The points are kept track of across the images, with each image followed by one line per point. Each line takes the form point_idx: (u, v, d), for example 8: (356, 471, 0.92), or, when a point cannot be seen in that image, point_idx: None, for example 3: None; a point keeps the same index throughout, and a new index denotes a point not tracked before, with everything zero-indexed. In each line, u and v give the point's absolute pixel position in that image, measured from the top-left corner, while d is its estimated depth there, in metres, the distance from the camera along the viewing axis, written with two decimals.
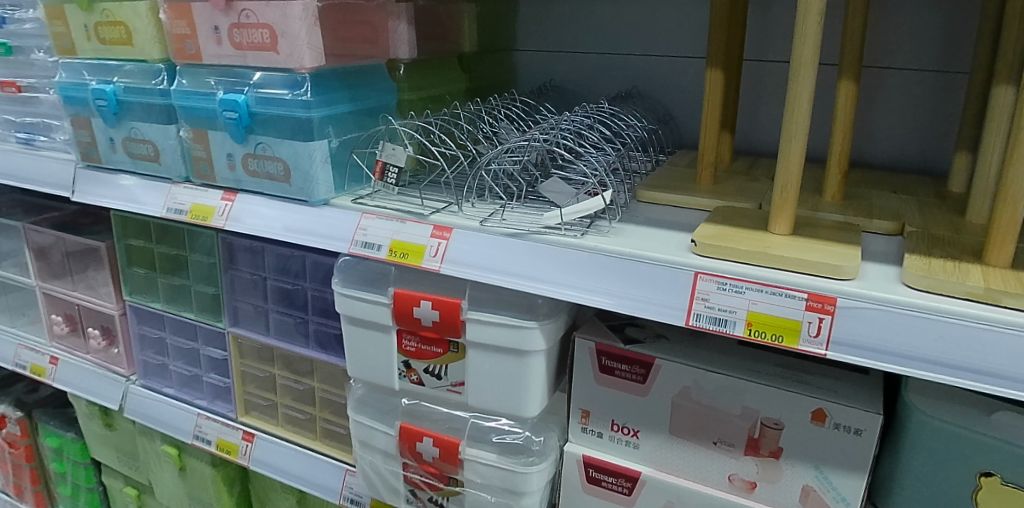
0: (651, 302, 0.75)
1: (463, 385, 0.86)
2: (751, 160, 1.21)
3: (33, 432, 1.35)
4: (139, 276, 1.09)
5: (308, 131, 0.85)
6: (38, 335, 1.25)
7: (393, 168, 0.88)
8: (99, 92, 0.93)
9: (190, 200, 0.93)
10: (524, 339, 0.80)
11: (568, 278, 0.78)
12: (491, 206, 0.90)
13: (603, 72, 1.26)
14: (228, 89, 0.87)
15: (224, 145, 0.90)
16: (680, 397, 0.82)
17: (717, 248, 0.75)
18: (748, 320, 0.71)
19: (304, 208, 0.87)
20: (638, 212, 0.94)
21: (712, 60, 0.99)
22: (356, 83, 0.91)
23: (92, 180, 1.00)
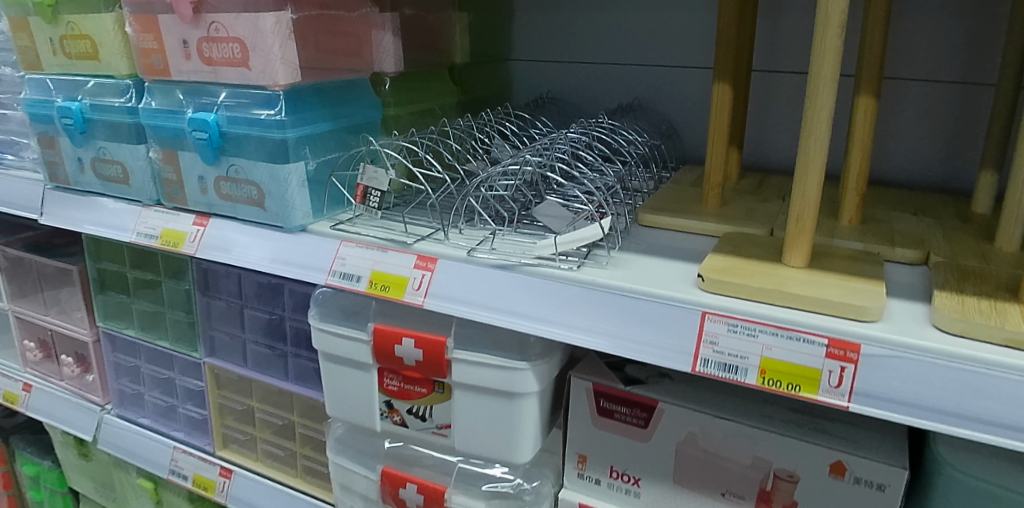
0: (653, 344, 0.69)
1: (450, 428, 0.79)
2: (761, 177, 1.14)
3: (10, 459, 1.30)
4: (113, 301, 1.03)
5: (283, 153, 0.78)
6: (13, 360, 1.20)
7: (375, 192, 0.82)
8: (65, 110, 0.88)
9: (161, 225, 0.87)
10: (515, 381, 0.74)
11: (562, 316, 0.72)
12: (480, 232, 0.84)
13: (603, 84, 1.20)
14: (198, 107, 0.81)
15: (195, 167, 0.84)
16: (685, 444, 0.75)
17: (725, 285, 0.68)
18: (761, 367, 0.65)
19: (279, 235, 0.81)
20: (639, 238, 0.87)
21: (719, 73, 0.92)
22: (337, 100, 0.85)
23: (60, 201, 0.94)
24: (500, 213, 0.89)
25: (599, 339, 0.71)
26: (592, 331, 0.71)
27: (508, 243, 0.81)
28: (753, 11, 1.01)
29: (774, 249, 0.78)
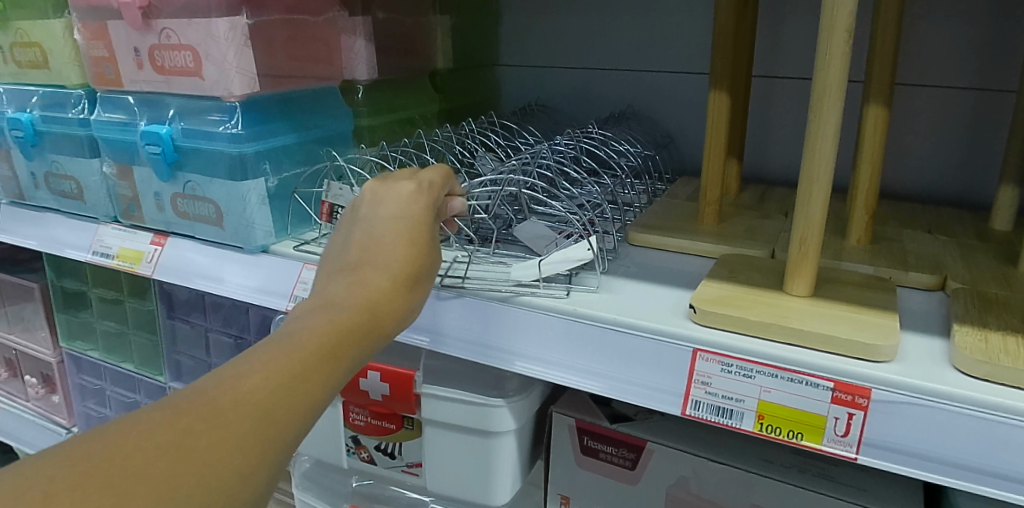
0: (640, 383, 0.63)
1: (421, 467, 0.73)
2: (762, 191, 1.07)
3: None
4: (77, 321, 0.98)
5: (241, 169, 0.73)
6: None
7: (342, 210, 0.76)
8: (15, 122, 0.83)
9: (117, 243, 0.81)
10: (490, 419, 0.68)
11: (540, 348, 0.67)
12: (455, 253, 0.78)
13: (594, 91, 1.14)
14: (151, 119, 0.76)
15: (150, 183, 0.78)
16: (677, 487, 0.70)
17: (719, 317, 0.62)
18: (758, 413, 0.59)
19: (239, 256, 0.75)
20: (629, 260, 0.81)
21: (717, 80, 0.87)
22: (301, 110, 0.80)
23: (16, 217, 0.89)
24: (478, 231, 0.84)
25: (581, 376, 0.65)
26: (574, 367, 0.66)
27: (483, 266, 0.75)
28: (756, 12, 0.94)
29: (774, 275, 0.73)
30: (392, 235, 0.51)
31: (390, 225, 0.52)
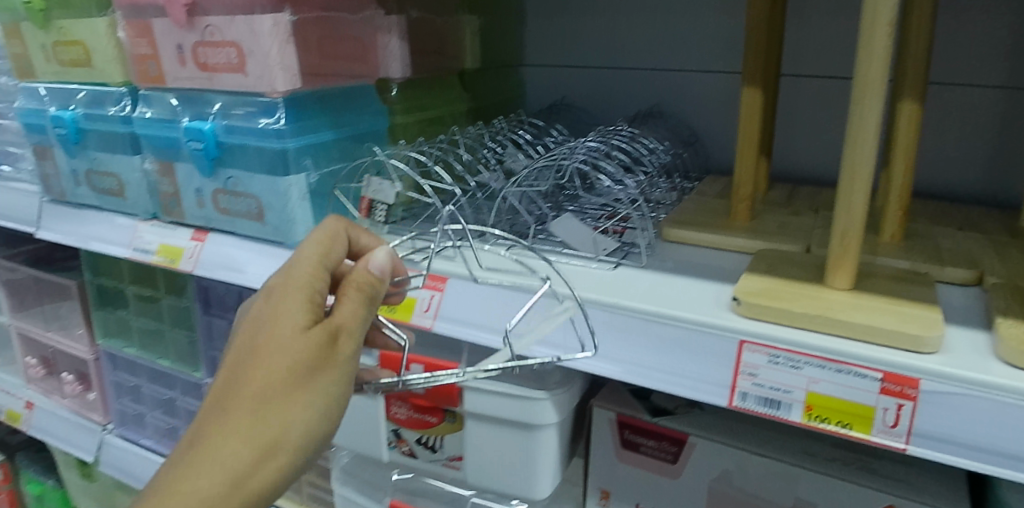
0: (685, 376, 0.63)
1: (462, 460, 0.73)
2: (788, 190, 1.07)
3: (13, 477, 1.26)
4: (114, 318, 0.99)
5: (282, 164, 0.73)
6: (14, 377, 1.16)
7: (381, 205, 0.77)
8: (57, 120, 0.84)
9: (158, 240, 0.82)
10: (534, 412, 0.68)
11: (581, 340, 0.67)
12: (493, 248, 0.78)
13: (619, 90, 1.14)
14: (194, 116, 0.77)
15: (192, 179, 0.79)
16: (719, 482, 0.69)
17: (764, 309, 0.62)
18: (807, 403, 0.59)
19: (280, 251, 0.75)
20: (665, 255, 0.80)
21: (749, 79, 0.86)
22: (340, 107, 0.80)
23: (57, 214, 0.90)
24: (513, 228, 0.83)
25: (624, 367, 0.66)
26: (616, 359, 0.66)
27: (523, 261, 0.75)
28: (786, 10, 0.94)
29: (813, 269, 0.72)
30: (247, 364, 0.47)
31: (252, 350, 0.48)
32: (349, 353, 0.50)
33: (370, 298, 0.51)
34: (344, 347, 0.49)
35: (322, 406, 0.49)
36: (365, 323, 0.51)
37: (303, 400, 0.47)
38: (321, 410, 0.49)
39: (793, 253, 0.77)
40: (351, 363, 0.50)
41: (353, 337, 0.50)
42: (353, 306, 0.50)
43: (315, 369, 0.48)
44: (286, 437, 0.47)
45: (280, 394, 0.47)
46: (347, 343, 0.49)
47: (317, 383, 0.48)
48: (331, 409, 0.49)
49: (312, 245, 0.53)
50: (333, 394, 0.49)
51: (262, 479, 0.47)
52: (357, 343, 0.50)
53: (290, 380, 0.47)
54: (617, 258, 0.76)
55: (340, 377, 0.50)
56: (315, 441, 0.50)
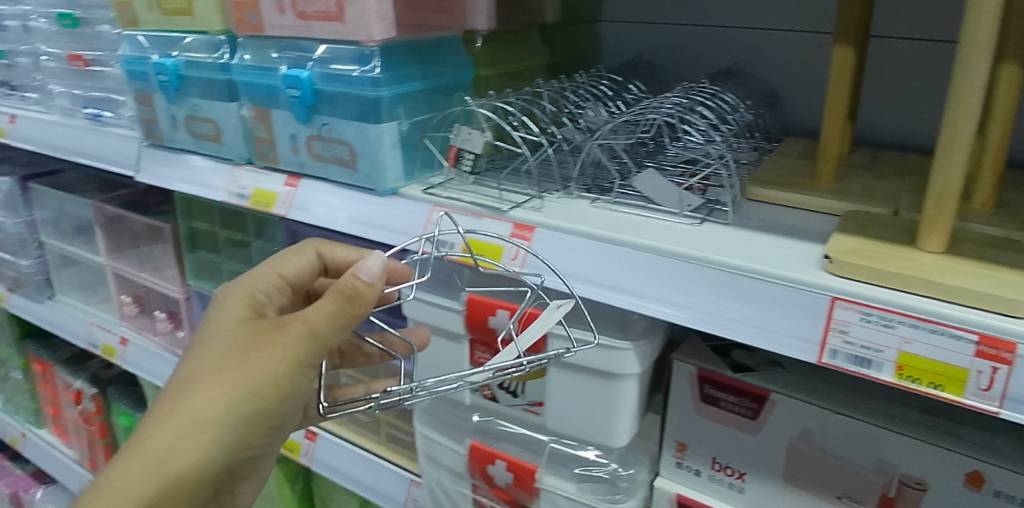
0: (769, 329, 0.61)
1: (542, 406, 0.76)
2: (868, 152, 1.01)
3: (106, 408, 1.35)
4: (204, 260, 1.04)
5: (376, 112, 0.75)
6: (111, 314, 1.24)
7: (468, 154, 0.79)
8: (160, 67, 0.88)
9: (252, 185, 0.85)
10: (616, 362, 0.69)
11: (660, 291, 0.66)
12: (576, 201, 0.78)
13: (699, 49, 1.10)
14: (291, 64, 0.79)
15: (287, 126, 0.82)
16: (799, 440, 0.69)
17: (855, 269, 0.59)
18: (898, 363, 0.56)
19: (371, 198, 0.78)
20: (751, 214, 0.78)
21: (839, 35, 0.83)
22: (430, 57, 0.81)
23: (155, 158, 0.95)
24: (596, 182, 0.83)
25: (702, 322, 0.64)
26: (694, 313, 0.64)
27: (608, 214, 0.74)
28: None
29: (902, 231, 0.69)
30: (200, 343, 0.55)
31: (204, 335, 0.56)
32: (292, 341, 0.52)
33: (346, 301, 0.52)
34: (286, 336, 0.53)
35: (247, 389, 0.52)
36: (333, 321, 0.53)
37: (229, 376, 0.52)
38: (250, 392, 0.52)
39: (880, 215, 0.74)
40: (301, 356, 0.53)
41: (320, 334, 0.52)
42: (329, 305, 0.52)
43: (251, 349, 0.53)
44: (209, 415, 0.52)
45: (213, 364, 0.53)
46: (291, 334, 0.52)
47: (248, 364, 0.52)
48: (260, 393, 0.52)
49: (278, 261, 0.66)
50: (271, 381, 0.52)
51: (186, 453, 0.51)
52: (312, 339, 0.53)
53: (240, 352, 0.53)
54: (701, 215, 0.74)
55: (277, 365, 0.52)
56: (250, 422, 0.53)
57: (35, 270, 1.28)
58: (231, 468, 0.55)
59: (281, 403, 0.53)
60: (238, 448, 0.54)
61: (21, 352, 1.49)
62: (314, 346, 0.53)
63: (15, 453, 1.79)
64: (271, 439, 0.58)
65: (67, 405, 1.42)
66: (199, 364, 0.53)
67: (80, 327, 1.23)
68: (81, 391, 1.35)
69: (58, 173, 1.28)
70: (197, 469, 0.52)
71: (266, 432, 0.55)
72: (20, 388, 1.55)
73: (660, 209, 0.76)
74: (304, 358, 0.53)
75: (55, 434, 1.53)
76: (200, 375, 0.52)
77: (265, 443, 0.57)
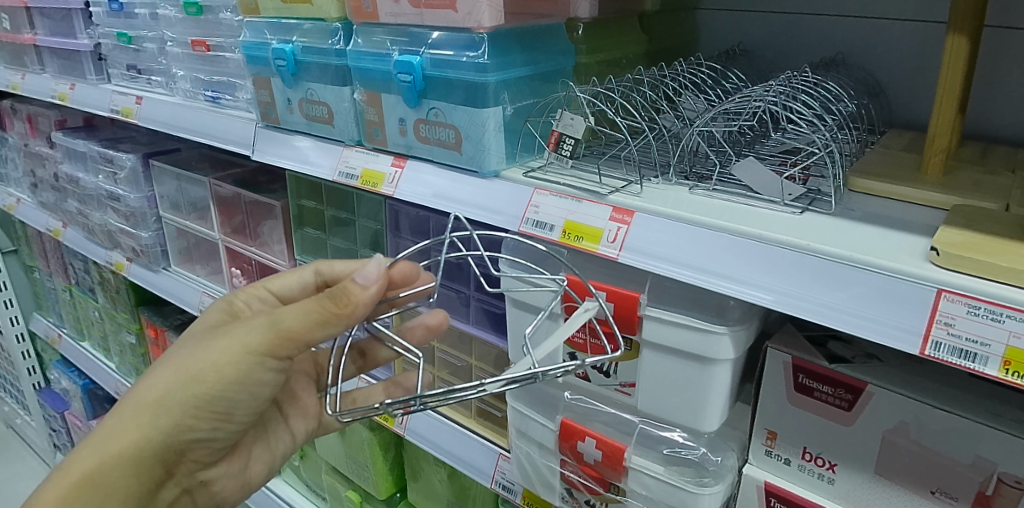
0: (866, 318, 0.59)
1: (634, 387, 0.79)
2: (979, 147, 0.93)
3: None
4: (310, 236, 1.12)
5: (483, 96, 0.78)
6: (220, 285, 1.33)
7: (569, 139, 0.81)
8: (279, 52, 0.94)
9: (361, 165, 0.91)
10: (710, 346, 0.70)
11: (754, 277, 0.65)
12: (674, 188, 0.79)
13: (796, 38, 1.08)
14: (402, 50, 0.83)
15: (396, 109, 0.86)
16: (894, 433, 0.67)
17: (964, 261, 0.57)
18: (1007, 358, 0.53)
19: (473, 179, 0.82)
20: (852, 205, 0.75)
21: (951, 25, 0.74)
22: (535, 44, 0.84)
23: (271, 139, 1.02)
24: (695, 169, 0.84)
25: (797, 310, 0.63)
26: (788, 299, 0.63)
27: (708, 201, 0.75)
28: None
29: (1017, 226, 0.64)
30: (188, 340, 0.71)
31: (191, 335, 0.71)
32: (244, 337, 0.65)
33: (331, 299, 0.62)
34: (249, 331, 0.65)
35: (186, 376, 0.66)
36: (312, 321, 0.62)
37: (173, 369, 0.66)
38: (190, 379, 0.66)
39: (990, 209, 0.70)
40: (249, 351, 0.65)
41: (290, 329, 0.63)
42: (314, 309, 0.62)
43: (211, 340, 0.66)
44: (166, 397, 0.66)
45: (180, 354, 0.68)
46: (250, 329, 0.65)
47: (201, 354, 0.66)
48: (205, 379, 0.66)
49: (282, 278, 0.80)
50: (220, 369, 0.65)
51: (132, 431, 0.66)
52: (275, 336, 0.64)
53: (207, 342, 0.67)
54: (803, 204, 0.73)
55: (226, 357, 0.65)
56: (190, 404, 0.67)
57: (153, 242, 1.39)
58: (174, 442, 0.69)
59: (222, 389, 0.66)
60: (178, 425, 0.68)
61: (136, 318, 1.61)
62: (271, 345, 0.64)
63: None
64: (216, 424, 0.71)
65: None
66: (177, 354, 0.68)
67: (193, 295, 1.32)
68: None
69: (176, 152, 1.37)
70: (140, 439, 0.66)
71: (206, 415, 0.69)
72: (131, 352, 1.67)
73: (760, 198, 0.76)
74: (255, 350, 0.65)
75: None
76: (170, 362, 0.67)
77: (208, 427, 0.71)
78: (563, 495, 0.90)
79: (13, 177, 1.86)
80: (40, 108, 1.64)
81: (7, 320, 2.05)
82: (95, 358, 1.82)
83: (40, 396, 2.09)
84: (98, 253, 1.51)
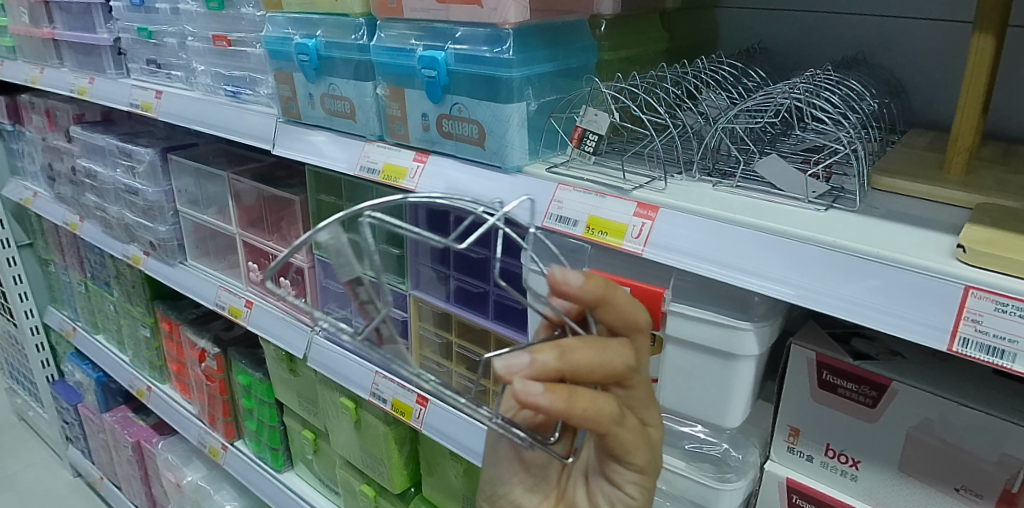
0: (894, 315, 0.59)
1: (657, 383, 0.78)
2: (1001, 147, 0.93)
3: (226, 368, 1.47)
4: (328, 231, 1.13)
5: (508, 91, 0.79)
6: (237, 280, 1.34)
7: (592, 136, 0.82)
8: (302, 47, 0.95)
9: (383, 160, 0.91)
10: (735, 342, 0.70)
11: (780, 273, 0.65)
12: (698, 184, 0.79)
13: (818, 36, 1.08)
14: (427, 45, 0.83)
15: (420, 104, 0.86)
16: (919, 430, 0.67)
17: (993, 259, 0.57)
18: None
19: (497, 174, 0.82)
20: (876, 203, 0.75)
21: (979, 23, 0.74)
22: (559, 41, 0.84)
23: (291, 134, 1.02)
24: (718, 166, 0.84)
25: (819, 305, 0.63)
26: (810, 295, 0.63)
27: (730, 197, 0.75)
28: None
29: None
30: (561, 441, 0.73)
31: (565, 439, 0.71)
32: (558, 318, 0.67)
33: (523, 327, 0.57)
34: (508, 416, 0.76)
35: None
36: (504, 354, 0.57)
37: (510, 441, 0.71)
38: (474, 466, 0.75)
39: (1015, 207, 0.69)
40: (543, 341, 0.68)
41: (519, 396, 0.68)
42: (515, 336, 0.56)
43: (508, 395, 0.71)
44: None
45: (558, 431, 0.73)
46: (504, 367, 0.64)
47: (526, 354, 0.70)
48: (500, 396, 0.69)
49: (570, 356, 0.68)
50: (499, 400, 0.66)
51: None
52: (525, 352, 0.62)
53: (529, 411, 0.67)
54: (827, 201, 0.74)
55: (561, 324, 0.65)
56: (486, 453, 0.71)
57: (170, 237, 1.39)
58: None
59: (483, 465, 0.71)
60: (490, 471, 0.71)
61: (151, 312, 1.62)
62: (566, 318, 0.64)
63: (139, 404, 1.96)
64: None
65: (190, 362, 1.54)
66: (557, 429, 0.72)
67: (210, 289, 1.33)
68: (205, 350, 1.47)
69: (193, 147, 1.38)
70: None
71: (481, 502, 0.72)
72: (145, 345, 1.68)
73: (784, 195, 0.76)
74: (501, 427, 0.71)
75: (176, 389, 1.66)
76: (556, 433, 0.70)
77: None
78: None
79: (30, 171, 1.87)
80: (57, 102, 1.65)
81: (22, 313, 2.07)
82: (109, 351, 1.83)
83: (54, 389, 2.11)
84: (115, 246, 1.52)
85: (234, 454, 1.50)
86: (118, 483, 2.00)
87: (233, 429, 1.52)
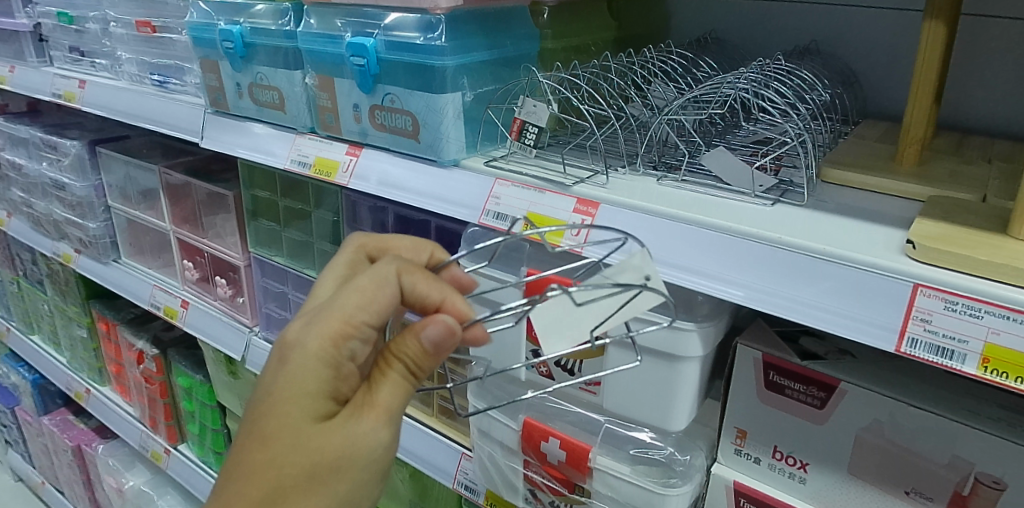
0: (845, 316, 0.56)
1: (599, 386, 0.76)
2: (954, 137, 0.91)
3: (166, 370, 1.41)
4: (265, 228, 1.08)
5: (441, 82, 0.74)
6: (173, 278, 1.27)
7: (531, 128, 0.77)
8: (227, 33, 0.90)
9: (315, 153, 0.86)
10: (678, 343, 0.67)
11: (724, 271, 0.62)
12: (642, 179, 0.76)
13: (771, 25, 1.05)
14: (356, 32, 0.79)
15: (351, 95, 0.82)
16: (867, 432, 0.65)
17: (942, 254, 0.54)
18: (984, 355, 0.50)
19: (432, 168, 0.77)
20: (825, 196, 0.73)
21: (930, 9, 0.72)
22: (498, 28, 0.80)
23: (220, 126, 0.96)
24: (664, 159, 0.81)
25: (767, 305, 0.60)
26: (759, 295, 0.60)
27: (675, 192, 0.72)
28: None
29: (993, 218, 0.61)
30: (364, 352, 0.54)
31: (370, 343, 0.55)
32: (316, 357, 0.51)
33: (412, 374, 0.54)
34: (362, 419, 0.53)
35: (313, 472, 0.52)
36: (405, 400, 0.55)
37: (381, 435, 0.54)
38: (332, 467, 0.52)
39: (966, 200, 0.67)
40: (320, 402, 0.52)
41: (391, 406, 0.54)
42: (398, 384, 0.54)
43: (289, 498, 0.51)
44: (241, 464, 0.51)
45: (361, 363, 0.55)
46: (368, 441, 0.53)
47: (310, 438, 0.51)
48: (317, 495, 0.52)
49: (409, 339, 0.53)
50: (340, 484, 0.53)
51: None
52: (362, 412, 0.53)
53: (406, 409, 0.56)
54: (774, 196, 0.71)
55: (338, 362, 0.52)
56: None
57: (102, 233, 1.32)
58: None
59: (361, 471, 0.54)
60: None
61: (86, 311, 1.54)
62: (340, 349, 0.52)
63: (81, 407, 1.88)
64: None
65: (128, 364, 1.48)
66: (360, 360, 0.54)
67: (143, 289, 1.27)
68: (143, 351, 1.40)
69: (125, 139, 1.31)
70: None
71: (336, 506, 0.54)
72: (82, 346, 1.60)
73: (729, 190, 0.72)
74: (390, 426, 0.55)
75: (116, 391, 1.59)
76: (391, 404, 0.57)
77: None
78: (527, 496, 0.87)
79: None
80: None
81: None
82: (45, 353, 1.75)
83: None
84: (44, 244, 1.44)
85: (177, 458, 1.44)
86: (59, 487, 1.92)
87: (176, 433, 1.46)
